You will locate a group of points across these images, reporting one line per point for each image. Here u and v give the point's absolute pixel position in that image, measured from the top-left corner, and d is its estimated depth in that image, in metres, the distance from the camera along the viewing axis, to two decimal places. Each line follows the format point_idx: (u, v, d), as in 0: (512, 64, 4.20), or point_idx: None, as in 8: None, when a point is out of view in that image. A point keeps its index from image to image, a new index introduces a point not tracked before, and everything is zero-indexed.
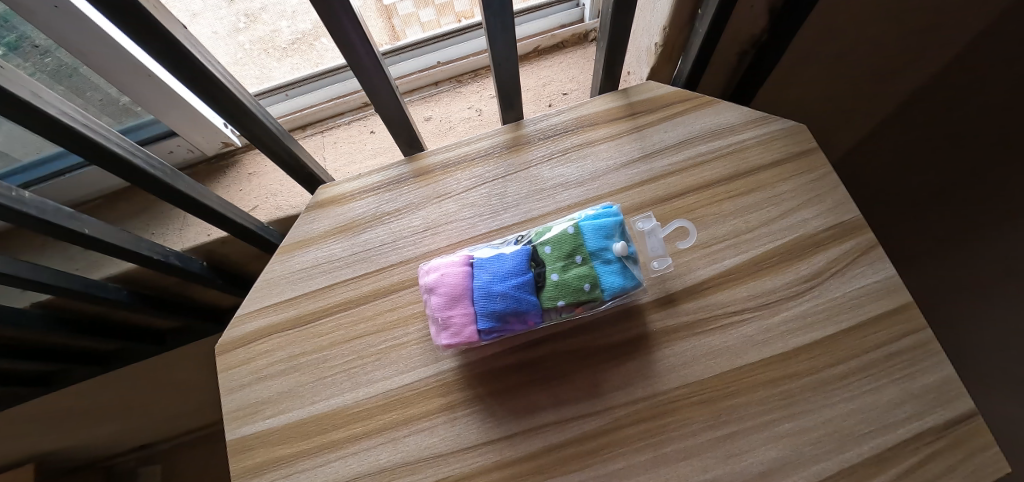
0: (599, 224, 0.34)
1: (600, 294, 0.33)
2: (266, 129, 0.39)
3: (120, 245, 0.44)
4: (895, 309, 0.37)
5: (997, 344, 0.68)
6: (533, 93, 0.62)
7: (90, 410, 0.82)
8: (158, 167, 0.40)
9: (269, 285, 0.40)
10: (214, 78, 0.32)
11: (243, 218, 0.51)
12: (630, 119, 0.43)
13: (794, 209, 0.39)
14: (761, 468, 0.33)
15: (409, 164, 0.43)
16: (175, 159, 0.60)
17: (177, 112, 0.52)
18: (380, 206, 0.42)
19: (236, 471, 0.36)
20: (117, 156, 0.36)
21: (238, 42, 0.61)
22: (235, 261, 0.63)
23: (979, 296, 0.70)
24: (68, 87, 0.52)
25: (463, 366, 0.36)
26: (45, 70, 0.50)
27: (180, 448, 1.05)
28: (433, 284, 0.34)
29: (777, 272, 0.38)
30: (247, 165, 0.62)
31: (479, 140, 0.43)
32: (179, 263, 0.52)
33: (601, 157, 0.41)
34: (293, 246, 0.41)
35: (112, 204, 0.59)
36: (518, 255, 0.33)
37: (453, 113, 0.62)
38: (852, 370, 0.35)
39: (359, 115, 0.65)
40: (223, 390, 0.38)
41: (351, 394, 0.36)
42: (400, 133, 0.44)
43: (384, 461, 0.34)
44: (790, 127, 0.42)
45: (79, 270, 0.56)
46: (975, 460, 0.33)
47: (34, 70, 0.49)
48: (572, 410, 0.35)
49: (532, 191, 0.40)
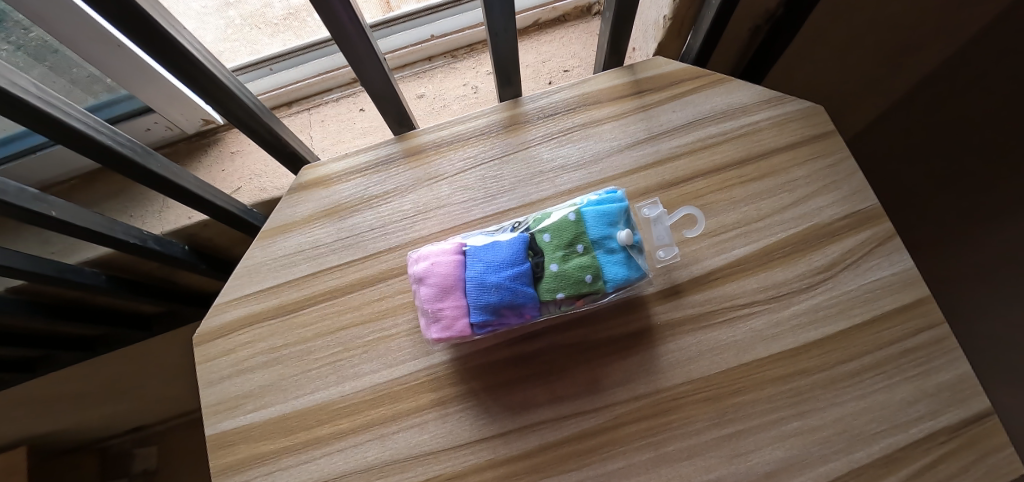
0: (603, 211, 0.32)
1: (602, 286, 0.30)
2: (244, 106, 0.36)
3: (92, 228, 0.41)
4: (912, 303, 0.35)
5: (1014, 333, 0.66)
6: (532, 69, 0.58)
7: (78, 394, 0.80)
8: (126, 145, 0.37)
9: (249, 272, 0.38)
10: (184, 51, 0.29)
11: (223, 200, 0.48)
12: (637, 98, 0.40)
13: (809, 197, 0.37)
14: (768, 468, 0.32)
15: (399, 143, 0.40)
16: (152, 137, 0.56)
17: (152, 86, 0.49)
18: (367, 189, 0.39)
19: (216, 468, 0.34)
20: (79, 134, 0.33)
21: (227, 17, 0.58)
22: (219, 243, 0.60)
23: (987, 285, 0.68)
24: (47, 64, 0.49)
25: (456, 359, 0.34)
26: (28, 46, 0.47)
27: (174, 430, 1.03)
28: (422, 274, 0.31)
29: (789, 263, 0.35)
30: (229, 144, 0.59)
31: (474, 118, 0.40)
32: (158, 248, 0.49)
33: (604, 138, 0.39)
34: (275, 231, 0.38)
35: (87, 184, 0.56)
36: (515, 244, 0.31)
37: (447, 91, 0.59)
38: (864, 367, 0.34)
39: (348, 91, 0.61)
40: (203, 383, 0.36)
41: (337, 388, 0.34)
42: (389, 110, 0.41)
43: (372, 458, 0.33)
44: (805, 108, 0.39)
45: (54, 254, 0.53)
46: (989, 462, 0.32)
47: (16, 46, 0.47)
48: (570, 407, 0.33)
49: (531, 174, 0.38)
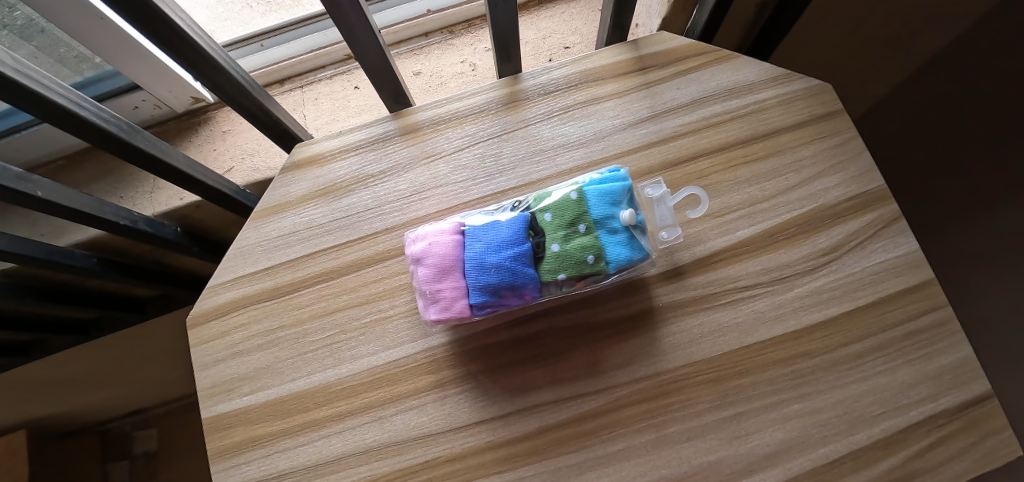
0: (605, 190, 0.31)
1: (604, 267, 0.30)
2: (234, 81, 0.34)
3: (80, 209, 0.39)
4: (916, 285, 0.34)
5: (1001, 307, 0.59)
6: (532, 46, 0.57)
7: (76, 378, 0.79)
8: (111, 122, 0.35)
9: (242, 254, 0.37)
10: (169, 21, 0.27)
11: (214, 180, 0.46)
12: (640, 74, 0.38)
13: (815, 177, 0.36)
14: (767, 449, 0.32)
15: (395, 120, 0.39)
16: (141, 116, 0.55)
17: (139, 62, 0.47)
18: (363, 168, 0.38)
19: (213, 451, 0.34)
20: (62, 109, 0.30)
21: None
22: (211, 225, 0.59)
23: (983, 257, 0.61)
24: (35, 44, 0.48)
25: (455, 341, 0.34)
26: (13, 26, 0.46)
27: (173, 412, 1.03)
28: (420, 254, 0.31)
29: (793, 244, 0.35)
30: (220, 122, 0.57)
31: (473, 94, 0.38)
32: (149, 229, 0.48)
33: (606, 116, 0.37)
34: (268, 211, 0.37)
35: (75, 164, 0.54)
36: (516, 223, 0.30)
37: (444, 68, 0.57)
38: (866, 349, 0.33)
39: (342, 68, 0.59)
40: (197, 366, 0.35)
41: (334, 371, 0.34)
42: (384, 86, 0.39)
43: (371, 440, 0.33)
44: (813, 87, 0.38)
45: (43, 236, 0.52)
46: (988, 443, 0.32)
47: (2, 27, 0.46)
48: (571, 389, 0.33)
49: (531, 152, 0.37)
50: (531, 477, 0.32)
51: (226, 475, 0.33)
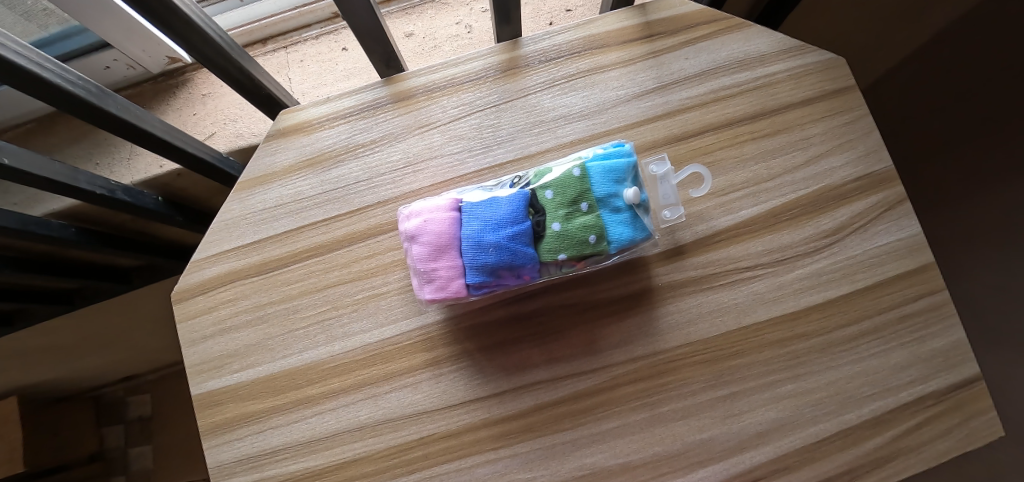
0: (609, 166, 0.30)
1: (606, 246, 0.29)
2: (209, 41, 0.31)
3: (53, 177, 0.36)
4: (915, 269, 0.34)
5: (998, 287, 0.58)
6: (532, 7, 0.53)
7: (63, 345, 0.78)
8: (77, 84, 0.32)
9: (227, 226, 0.35)
10: None
11: (194, 146, 0.43)
12: (647, 42, 0.36)
13: (822, 156, 0.35)
14: (760, 428, 0.32)
15: (387, 86, 0.36)
16: (113, 77, 0.51)
17: (106, 18, 0.43)
18: (352, 137, 0.36)
19: (204, 427, 0.33)
20: (23, 72, 0.27)
21: None
22: (194, 193, 0.56)
23: (985, 238, 0.60)
24: None
25: (450, 319, 0.33)
26: None
27: (166, 379, 1.03)
28: (415, 232, 0.29)
29: (796, 225, 0.34)
30: (199, 85, 0.53)
31: (469, 59, 0.36)
32: (128, 199, 0.45)
33: (610, 86, 0.35)
34: (253, 181, 0.35)
35: (45, 128, 0.51)
36: (516, 201, 0.29)
37: (438, 30, 0.54)
38: (862, 332, 0.33)
39: (329, 28, 0.55)
40: (185, 342, 0.34)
41: (326, 348, 0.33)
42: (374, 48, 0.37)
43: (365, 417, 0.32)
44: (827, 60, 0.36)
45: (17, 205, 0.50)
46: (972, 424, 0.33)
47: None
48: (566, 368, 0.33)
49: (530, 123, 0.35)
50: (527, 453, 0.32)
51: (219, 451, 0.33)
